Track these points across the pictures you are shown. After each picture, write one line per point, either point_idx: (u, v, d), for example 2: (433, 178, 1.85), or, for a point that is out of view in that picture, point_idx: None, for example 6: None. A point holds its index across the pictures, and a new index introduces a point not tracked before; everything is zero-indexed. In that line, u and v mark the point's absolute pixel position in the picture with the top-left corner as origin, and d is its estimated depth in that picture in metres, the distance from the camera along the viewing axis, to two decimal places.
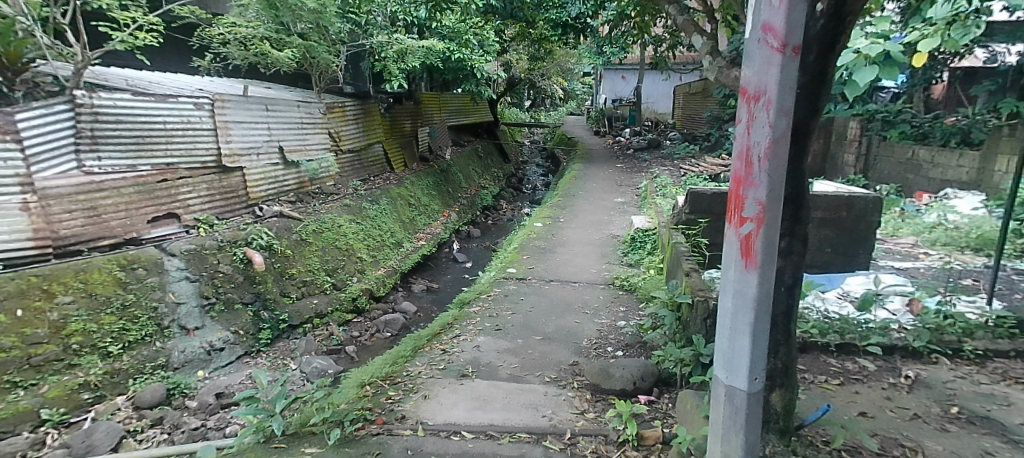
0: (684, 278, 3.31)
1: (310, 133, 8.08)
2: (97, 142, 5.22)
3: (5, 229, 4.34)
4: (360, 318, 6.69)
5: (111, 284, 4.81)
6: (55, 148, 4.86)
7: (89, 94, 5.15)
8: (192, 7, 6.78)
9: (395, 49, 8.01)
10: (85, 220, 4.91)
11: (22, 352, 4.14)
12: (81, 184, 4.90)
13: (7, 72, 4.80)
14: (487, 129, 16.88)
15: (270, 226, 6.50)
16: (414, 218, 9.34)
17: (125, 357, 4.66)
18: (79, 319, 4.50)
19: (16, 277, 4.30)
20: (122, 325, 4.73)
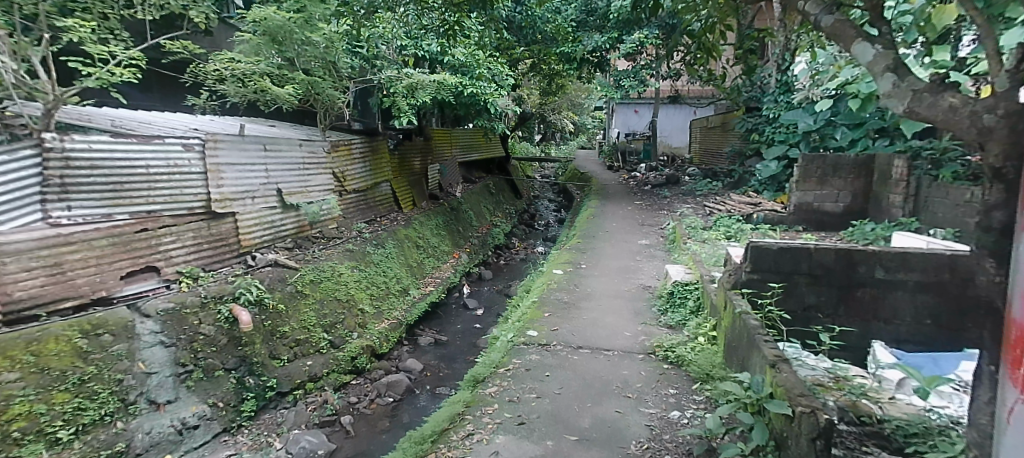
0: (769, 370, 2.86)
1: (313, 174, 7.45)
2: (67, 191, 4.64)
3: None
4: (359, 380, 5.95)
5: (69, 355, 4.11)
6: (16, 198, 4.28)
7: (59, 136, 4.59)
8: (184, 41, 6.35)
9: (405, 84, 7.51)
10: (46, 279, 4.26)
11: None
12: (45, 238, 4.27)
13: None
14: (499, 164, 16.35)
15: (262, 277, 5.77)
16: (422, 261, 8.66)
17: (77, 443, 3.92)
18: (25, 399, 3.77)
19: None
20: (77, 405, 4.01)
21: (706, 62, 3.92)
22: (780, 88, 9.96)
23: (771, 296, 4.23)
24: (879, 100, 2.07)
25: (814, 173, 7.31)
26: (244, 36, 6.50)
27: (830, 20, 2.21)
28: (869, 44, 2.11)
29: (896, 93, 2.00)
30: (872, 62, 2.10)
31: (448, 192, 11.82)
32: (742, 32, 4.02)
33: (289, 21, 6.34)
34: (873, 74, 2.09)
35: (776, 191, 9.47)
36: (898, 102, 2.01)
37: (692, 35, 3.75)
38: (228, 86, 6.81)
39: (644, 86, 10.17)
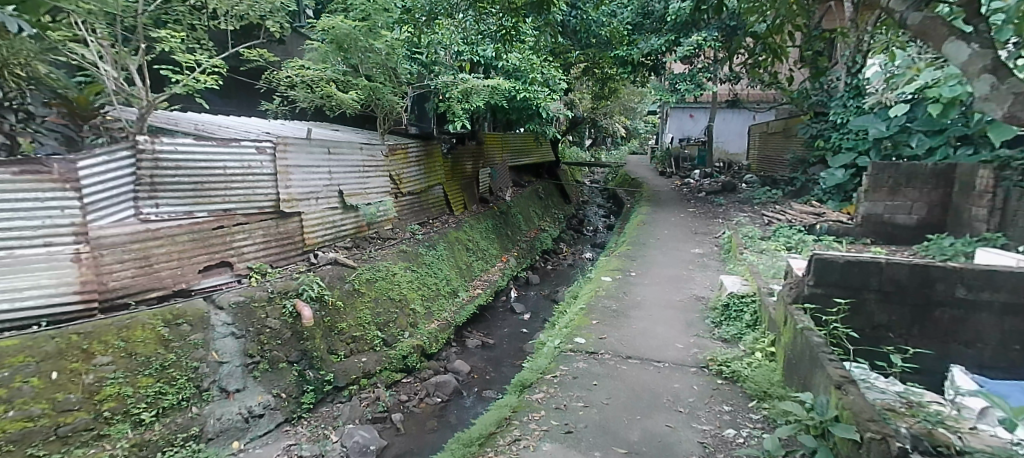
0: (833, 391, 2.80)
1: (372, 176, 7.65)
2: (156, 190, 4.95)
3: (51, 282, 4.07)
4: (409, 378, 6.04)
5: (153, 342, 4.38)
6: (114, 196, 4.60)
7: (151, 139, 4.91)
8: (260, 50, 6.70)
9: (460, 89, 7.58)
10: (136, 271, 4.57)
11: (51, 421, 3.74)
12: (136, 233, 4.58)
13: (79, 117, 4.73)
14: (549, 169, 16.32)
15: (322, 274, 5.96)
16: (471, 264, 8.73)
17: (156, 425, 4.15)
18: (114, 382, 4.07)
19: (56, 335, 3.97)
20: (158, 389, 4.25)
21: (771, 64, 3.76)
22: (850, 92, 9.44)
23: (838, 313, 4.00)
24: (975, 103, 2.10)
25: (886, 182, 6.90)
26: (314, 44, 6.80)
27: (918, 18, 2.21)
28: (964, 44, 2.10)
29: (995, 98, 2.03)
30: (967, 62, 2.10)
31: (498, 196, 11.89)
32: (812, 33, 3.83)
33: (354, 29, 6.53)
34: (968, 76, 2.10)
35: (841, 201, 8.98)
36: (997, 108, 2.04)
37: (757, 37, 3.61)
38: (298, 92, 7.15)
39: (701, 90, 9.88)
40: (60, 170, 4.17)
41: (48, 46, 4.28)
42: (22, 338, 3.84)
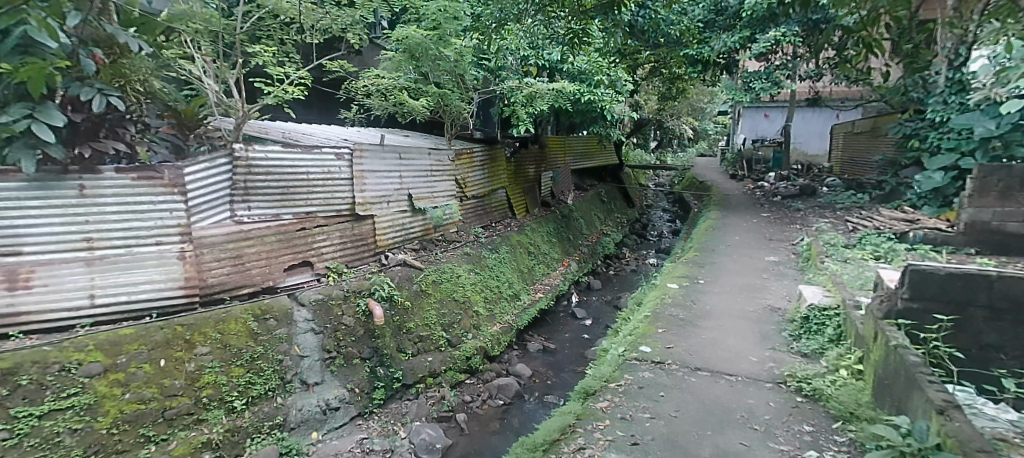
0: (935, 420, 2.68)
1: (439, 180, 7.85)
2: (249, 192, 5.32)
3: (161, 277, 4.40)
4: (473, 380, 6.12)
5: (244, 335, 4.67)
6: (213, 199, 4.97)
7: (245, 147, 5.25)
8: (340, 61, 7.07)
9: (526, 93, 7.67)
10: (231, 268, 4.90)
11: (159, 404, 4.04)
12: (232, 233, 4.93)
13: (186, 128, 5.09)
14: (612, 172, 16.07)
15: (392, 275, 6.17)
16: (532, 267, 8.74)
17: (247, 413, 4.44)
18: (212, 370, 4.37)
19: (164, 326, 4.29)
20: (248, 379, 4.54)
21: (864, 60, 3.52)
22: (951, 87, 8.66)
23: (937, 331, 3.71)
24: None
25: (994, 186, 6.23)
26: (388, 54, 7.06)
27: None
28: None
29: None
30: None
31: (559, 199, 11.87)
32: (911, 25, 3.55)
33: (426, 38, 6.72)
34: None
35: (940, 206, 8.22)
36: None
37: (847, 31, 3.39)
38: (373, 100, 7.46)
39: (778, 89, 9.39)
40: (170, 176, 4.52)
41: (162, 63, 4.74)
42: (136, 327, 4.16)
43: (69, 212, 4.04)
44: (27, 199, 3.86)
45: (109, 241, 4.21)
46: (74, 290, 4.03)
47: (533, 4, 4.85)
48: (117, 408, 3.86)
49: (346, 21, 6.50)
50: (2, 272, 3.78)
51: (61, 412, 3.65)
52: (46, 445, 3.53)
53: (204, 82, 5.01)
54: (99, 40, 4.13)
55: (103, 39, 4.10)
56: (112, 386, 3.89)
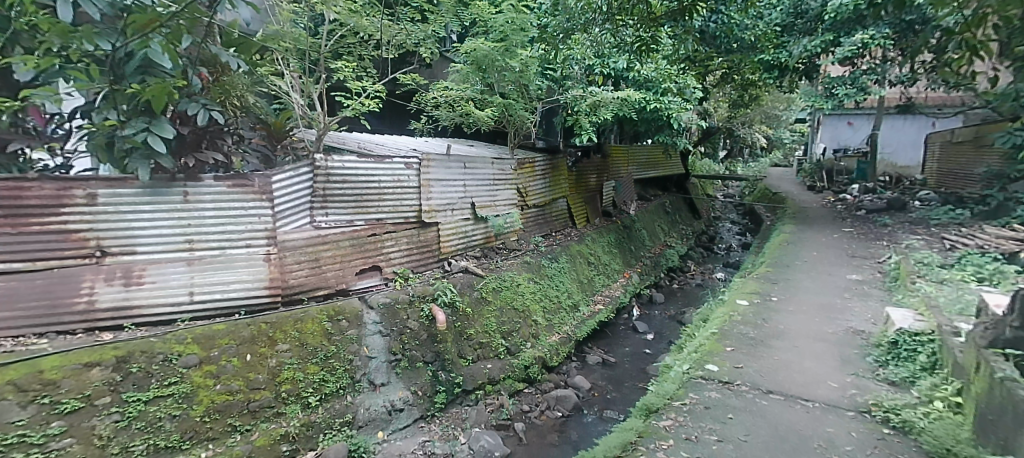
0: None
1: (501, 189, 7.93)
2: (327, 200, 5.62)
3: (249, 277, 4.70)
4: (531, 389, 6.12)
5: (319, 334, 4.91)
6: (296, 205, 5.28)
7: (325, 157, 5.56)
8: (412, 74, 7.36)
9: (590, 102, 7.62)
10: (309, 271, 5.17)
11: (245, 396, 4.29)
12: (311, 238, 5.22)
13: (273, 139, 5.48)
14: (677, 181, 15.61)
15: (454, 281, 6.29)
16: (592, 278, 8.64)
17: (320, 409, 4.66)
18: (291, 367, 4.61)
19: (250, 323, 4.56)
20: (322, 376, 4.77)
21: (967, 63, 3.23)
22: None
23: None
24: None
25: None
26: (457, 66, 7.25)
27: None
28: None
29: None
30: None
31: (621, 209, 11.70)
32: None
33: (493, 50, 6.86)
34: None
35: None
36: None
37: (949, 32, 3.13)
38: (441, 111, 7.69)
39: (864, 95, 8.81)
40: (259, 184, 4.84)
41: (256, 80, 5.10)
42: (228, 323, 4.46)
43: (175, 218, 4.42)
44: (142, 203, 4.26)
45: (207, 243, 4.58)
46: (178, 287, 4.36)
47: (602, 13, 4.84)
48: (209, 397, 4.13)
49: (420, 35, 6.86)
50: (120, 269, 4.17)
51: (162, 398, 3.94)
52: (149, 429, 3.83)
53: (292, 96, 5.40)
54: (204, 61, 4.52)
55: (208, 59, 4.45)
56: (206, 377, 4.17)
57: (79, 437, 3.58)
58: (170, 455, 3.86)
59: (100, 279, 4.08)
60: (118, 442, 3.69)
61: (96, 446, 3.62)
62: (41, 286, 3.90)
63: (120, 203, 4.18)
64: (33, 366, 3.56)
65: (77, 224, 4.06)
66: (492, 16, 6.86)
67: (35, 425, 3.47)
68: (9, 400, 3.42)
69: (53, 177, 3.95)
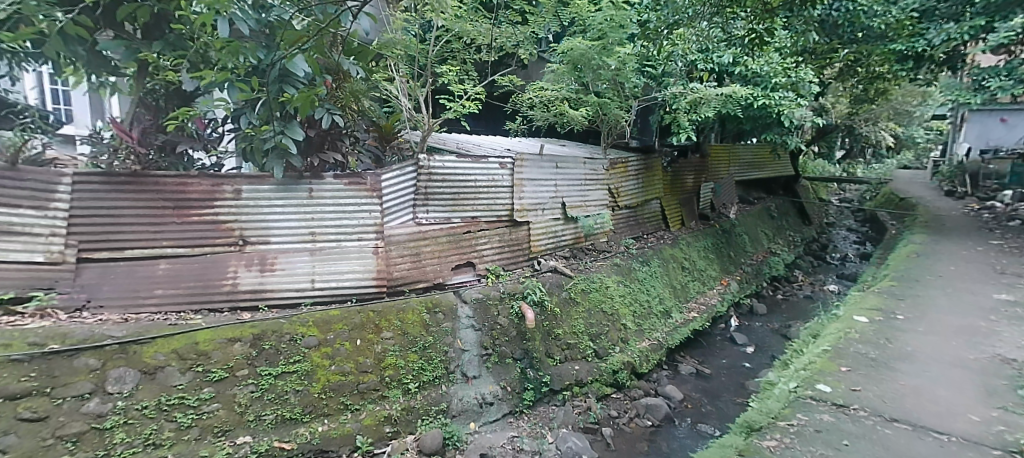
0: None
1: (592, 188, 7.78)
2: (429, 197, 5.88)
3: (360, 268, 5.04)
4: (619, 395, 5.98)
5: (419, 325, 5.15)
6: (401, 202, 5.59)
7: (428, 157, 5.82)
8: (510, 75, 7.49)
9: (690, 99, 7.32)
10: (410, 264, 5.44)
11: (355, 378, 4.62)
12: (414, 233, 5.50)
13: (382, 141, 5.78)
14: (786, 184, 14.50)
15: (543, 281, 6.32)
16: (687, 284, 8.29)
17: (419, 396, 4.91)
18: (393, 354, 4.89)
19: (360, 310, 4.89)
20: (421, 365, 5.01)
21: None
22: None
23: None
24: None
25: None
26: (554, 65, 7.27)
27: None
28: None
29: None
30: None
31: (720, 213, 11.13)
32: None
33: (590, 48, 6.79)
34: None
35: None
36: None
37: None
38: (536, 111, 7.74)
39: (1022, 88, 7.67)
40: (371, 182, 5.18)
41: (372, 85, 5.47)
42: (342, 309, 4.81)
43: (302, 211, 4.87)
44: (275, 198, 4.74)
45: (327, 235, 4.99)
46: (302, 275, 4.78)
47: (713, 5, 4.67)
48: (326, 376, 4.49)
49: (519, 37, 6.97)
50: (258, 256, 4.66)
51: (289, 374, 4.34)
52: (277, 401, 4.24)
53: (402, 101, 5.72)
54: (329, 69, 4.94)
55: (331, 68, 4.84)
56: (323, 358, 4.53)
57: (224, 402, 4.06)
58: (293, 426, 4.26)
59: (242, 265, 4.59)
60: (252, 410, 4.13)
61: (236, 412, 4.08)
62: (198, 269, 4.46)
63: (258, 197, 4.68)
64: (190, 338, 4.07)
65: (225, 215, 4.59)
66: (592, 14, 6.78)
67: (191, 390, 3.97)
68: (172, 366, 3.95)
69: (209, 174, 4.50)
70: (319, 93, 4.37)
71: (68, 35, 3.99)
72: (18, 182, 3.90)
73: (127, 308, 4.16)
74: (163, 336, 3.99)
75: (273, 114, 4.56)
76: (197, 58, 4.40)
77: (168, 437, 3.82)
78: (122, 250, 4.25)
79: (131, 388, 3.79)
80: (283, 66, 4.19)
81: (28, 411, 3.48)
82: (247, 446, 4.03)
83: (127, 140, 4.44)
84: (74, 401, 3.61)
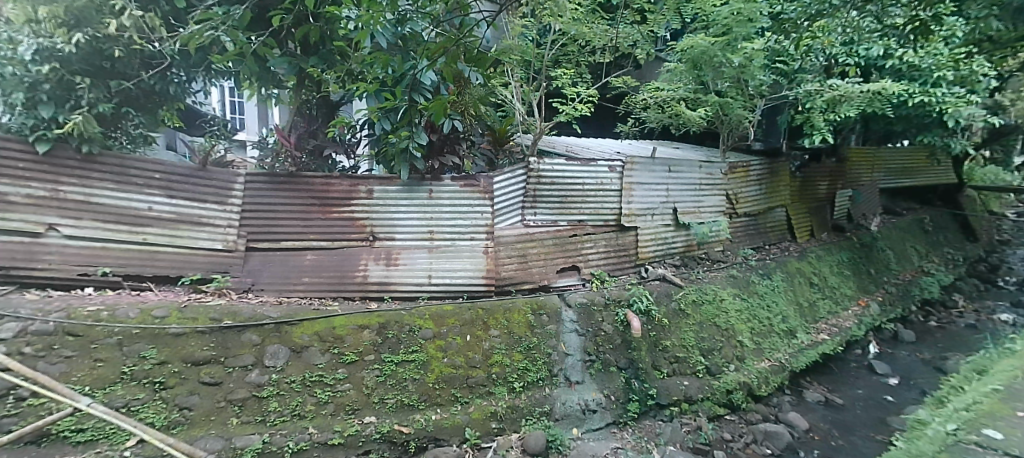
0: None
1: (707, 194, 7.35)
2: (537, 199, 5.96)
3: (470, 267, 5.22)
4: (734, 417, 5.58)
5: (524, 326, 5.23)
6: (511, 204, 5.72)
7: (537, 160, 5.88)
8: (624, 77, 7.37)
9: (827, 98, 6.68)
10: (517, 265, 5.53)
11: (464, 372, 4.80)
12: (520, 235, 5.59)
13: (495, 144, 5.97)
14: (945, 193, 12.60)
15: (651, 289, 6.11)
16: (815, 302, 7.55)
17: (523, 395, 4.98)
18: (500, 352, 5.00)
19: (470, 307, 5.09)
20: (525, 365, 5.08)
21: None
22: None
23: None
24: None
25: None
26: (671, 65, 6.95)
27: None
28: None
29: None
30: None
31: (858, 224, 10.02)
32: None
33: (713, 45, 6.40)
34: None
35: None
36: None
37: None
38: (650, 113, 7.49)
39: None
40: (483, 184, 5.32)
41: (493, 91, 5.69)
42: (454, 305, 5.04)
43: (422, 211, 5.17)
44: (399, 197, 5.09)
45: (443, 234, 5.23)
46: (420, 271, 5.08)
47: None
48: (439, 367, 4.72)
49: (636, 37, 6.82)
50: (384, 252, 5.04)
51: (407, 362, 4.63)
52: (398, 387, 4.54)
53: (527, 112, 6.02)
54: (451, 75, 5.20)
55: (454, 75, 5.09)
56: (437, 350, 4.77)
57: (354, 384, 4.42)
58: (410, 412, 4.53)
59: (371, 259, 4.99)
60: (377, 393, 4.46)
61: (364, 394, 4.42)
62: (336, 261, 4.92)
63: (386, 197, 5.06)
64: (328, 323, 4.51)
65: (359, 213, 5.02)
66: (716, 9, 6.43)
67: (329, 369, 4.38)
68: (315, 346, 4.39)
69: (348, 176, 4.95)
70: (450, 99, 4.67)
71: (257, 54, 4.67)
72: (205, 181, 4.59)
73: (281, 291, 4.72)
74: (307, 319, 4.46)
75: (402, 121, 4.92)
76: (345, 72, 4.88)
77: (309, 409, 4.23)
78: (278, 241, 4.84)
79: (283, 363, 4.27)
80: (413, 75, 4.52)
81: (209, 377, 4.04)
82: (372, 425, 4.34)
83: (287, 146, 5.05)
84: (241, 371, 4.14)
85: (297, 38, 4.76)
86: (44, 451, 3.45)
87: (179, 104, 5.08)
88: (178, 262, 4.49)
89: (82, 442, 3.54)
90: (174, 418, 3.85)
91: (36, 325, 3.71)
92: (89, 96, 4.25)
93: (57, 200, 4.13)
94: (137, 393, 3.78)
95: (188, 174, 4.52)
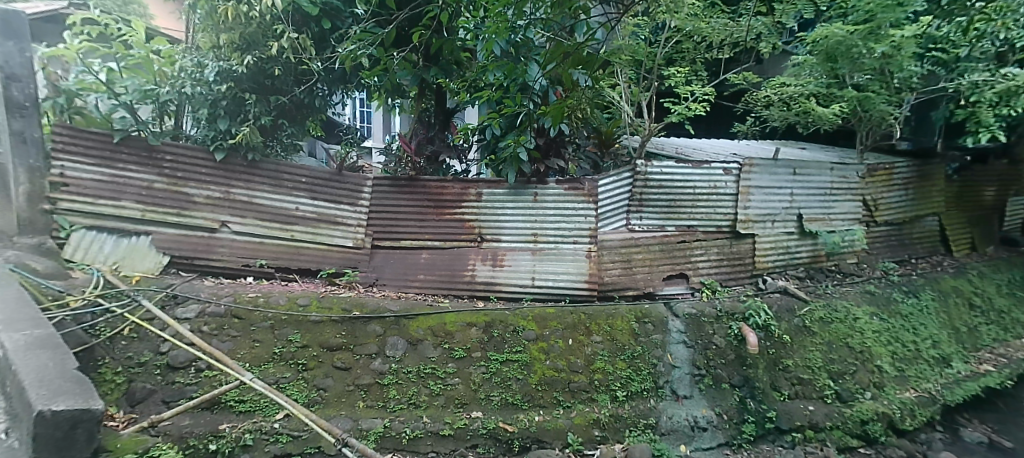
0: None
1: (840, 200, 6.65)
2: (643, 203, 5.78)
3: (574, 271, 5.19)
4: (870, 451, 5.01)
5: (628, 333, 5.10)
6: (616, 208, 5.59)
7: (645, 163, 5.70)
8: (745, 73, 6.91)
9: (999, 89, 5.74)
10: (621, 271, 5.38)
11: (567, 376, 4.79)
12: (625, 240, 5.44)
13: (598, 149, 5.86)
14: None
15: (771, 302, 5.66)
16: (976, 327, 6.54)
17: (627, 405, 4.87)
18: (603, 358, 4.92)
19: (573, 312, 5.04)
20: (629, 374, 4.95)
21: None
22: None
23: None
24: None
25: None
26: (800, 58, 6.38)
27: None
28: None
29: None
30: None
31: None
32: None
33: (852, 34, 5.78)
34: None
35: None
36: None
37: None
38: (773, 111, 6.92)
39: None
40: (588, 188, 5.21)
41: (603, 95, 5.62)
42: (557, 308, 5.04)
43: (528, 214, 5.24)
44: (505, 200, 5.22)
45: (547, 237, 5.25)
46: (523, 273, 5.16)
47: None
48: (542, 369, 4.76)
49: (760, 30, 6.37)
50: (491, 252, 5.19)
51: (512, 362, 4.72)
52: (502, 385, 4.65)
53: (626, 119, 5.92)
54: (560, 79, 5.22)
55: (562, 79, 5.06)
56: (540, 352, 4.81)
57: (463, 379, 4.59)
58: (515, 411, 4.61)
59: (479, 259, 5.16)
60: (483, 389, 4.60)
61: (471, 389, 4.58)
62: (446, 260, 5.15)
63: (493, 199, 5.21)
64: (440, 319, 4.73)
65: (469, 215, 5.21)
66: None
67: (440, 362, 4.59)
68: (428, 340, 4.63)
69: (460, 179, 5.18)
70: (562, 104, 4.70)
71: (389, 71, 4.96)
72: (340, 184, 5.05)
73: (400, 287, 5.04)
74: (422, 314, 4.71)
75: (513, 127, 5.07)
76: (463, 82, 5.13)
77: (423, 400, 4.47)
78: (397, 240, 5.18)
79: (401, 354, 4.55)
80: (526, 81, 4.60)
81: (340, 362, 4.41)
82: (479, 421, 4.49)
83: (408, 151, 5.42)
84: (366, 358, 4.48)
85: (423, 51, 5.09)
86: (215, 417, 3.99)
87: (321, 115, 5.62)
88: (318, 257, 4.98)
89: (243, 411, 4.04)
90: (312, 397, 4.25)
91: (211, 308, 4.31)
92: (255, 111, 4.84)
93: (229, 200, 4.75)
94: (284, 372, 4.24)
95: (327, 178, 4.99)
